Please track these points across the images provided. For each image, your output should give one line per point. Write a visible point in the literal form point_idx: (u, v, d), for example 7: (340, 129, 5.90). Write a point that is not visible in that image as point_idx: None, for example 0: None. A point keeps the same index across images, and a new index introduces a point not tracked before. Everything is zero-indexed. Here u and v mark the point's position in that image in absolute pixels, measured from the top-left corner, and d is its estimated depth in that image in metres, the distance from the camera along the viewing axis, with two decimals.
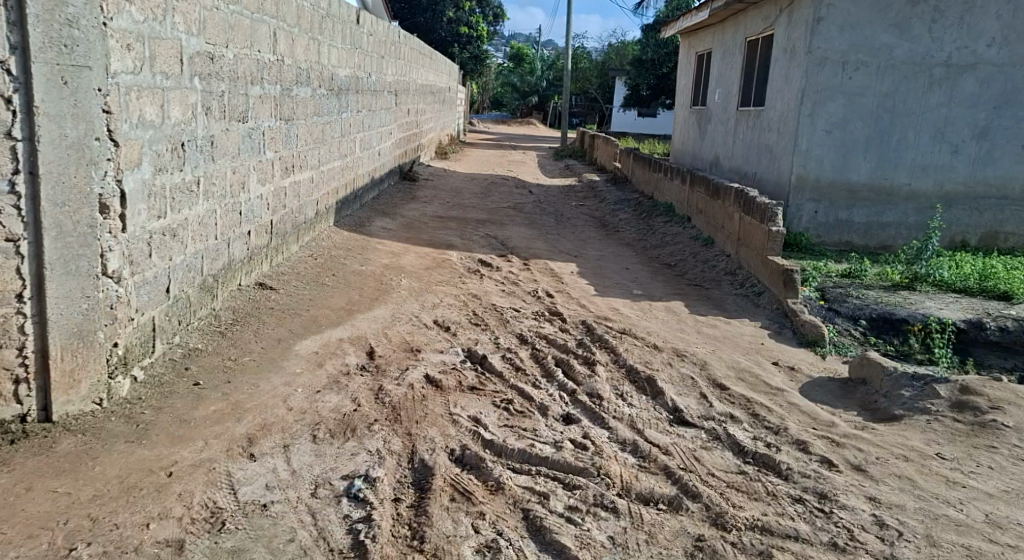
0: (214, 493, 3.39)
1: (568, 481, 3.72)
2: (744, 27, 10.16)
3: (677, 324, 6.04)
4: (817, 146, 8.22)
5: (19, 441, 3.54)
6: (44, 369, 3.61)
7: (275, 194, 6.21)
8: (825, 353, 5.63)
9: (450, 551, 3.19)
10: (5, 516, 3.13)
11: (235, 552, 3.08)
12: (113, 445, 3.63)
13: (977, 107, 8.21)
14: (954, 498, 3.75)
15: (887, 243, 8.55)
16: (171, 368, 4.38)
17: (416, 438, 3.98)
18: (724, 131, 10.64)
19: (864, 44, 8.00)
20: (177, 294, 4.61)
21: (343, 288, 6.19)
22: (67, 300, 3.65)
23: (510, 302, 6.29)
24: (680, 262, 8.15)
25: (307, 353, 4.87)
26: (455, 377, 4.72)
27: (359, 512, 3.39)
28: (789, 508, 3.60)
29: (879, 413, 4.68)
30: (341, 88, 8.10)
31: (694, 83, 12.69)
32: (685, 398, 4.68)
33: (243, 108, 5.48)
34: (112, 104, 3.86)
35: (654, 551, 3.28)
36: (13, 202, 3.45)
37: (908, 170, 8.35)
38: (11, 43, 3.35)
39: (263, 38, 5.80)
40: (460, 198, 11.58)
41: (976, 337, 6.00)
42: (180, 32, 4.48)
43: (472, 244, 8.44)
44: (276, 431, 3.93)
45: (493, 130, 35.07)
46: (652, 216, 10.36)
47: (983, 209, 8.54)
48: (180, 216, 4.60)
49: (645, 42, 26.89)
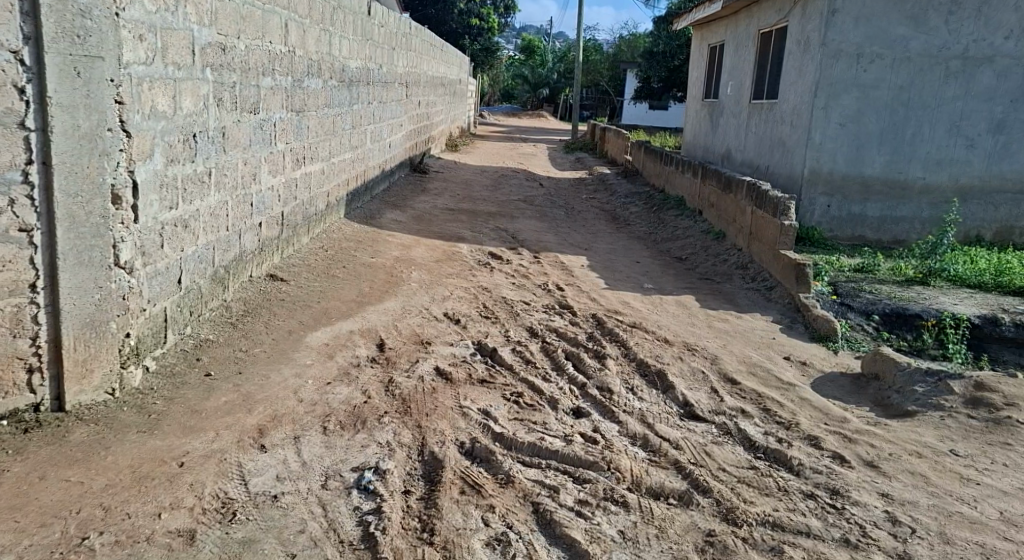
0: (225, 484, 3.40)
1: (578, 475, 3.71)
2: (756, 19, 10.10)
3: (688, 318, 6.01)
4: (830, 140, 8.15)
5: (31, 430, 3.55)
6: (57, 358, 3.62)
7: (286, 185, 6.20)
8: (837, 348, 5.59)
9: (460, 544, 3.19)
10: (18, 505, 3.14)
11: (246, 543, 3.08)
12: (125, 436, 3.64)
13: (993, 101, 8.14)
14: (968, 495, 3.72)
15: (900, 238, 8.49)
16: (183, 358, 4.39)
17: (426, 430, 3.98)
18: (737, 124, 10.57)
19: (879, 36, 7.91)
20: (188, 285, 4.61)
21: (354, 280, 6.17)
22: (78, 291, 3.66)
23: (520, 295, 6.27)
24: (690, 257, 8.12)
25: (317, 345, 4.86)
26: (466, 370, 4.72)
27: (369, 504, 3.39)
28: (800, 504, 3.58)
29: (892, 409, 4.65)
30: (352, 80, 8.07)
31: (706, 75, 12.60)
32: (695, 393, 4.66)
33: (254, 99, 5.48)
34: (123, 95, 3.85)
35: (665, 547, 3.27)
36: (26, 192, 3.45)
37: (923, 164, 8.29)
38: (24, 33, 3.35)
39: (274, 29, 5.78)
40: (470, 191, 11.55)
41: (990, 333, 5.95)
42: (191, 23, 4.46)
43: (483, 236, 8.43)
44: (286, 422, 3.94)
45: (532, 130, 30.59)
46: (662, 209, 10.33)
47: (998, 203, 8.47)
48: (191, 207, 4.60)
49: (657, 34, 26.88)
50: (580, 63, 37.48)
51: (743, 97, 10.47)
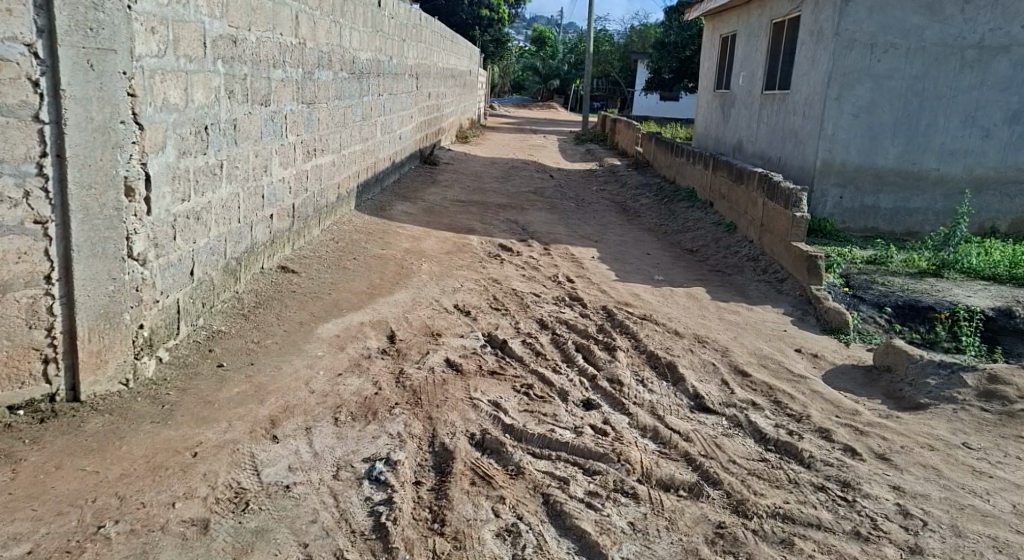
0: (237, 474, 3.43)
1: (588, 466, 3.72)
2: (769, 9, 10.03)
3: (699, 310, 6.00)
4: (843, 130, 8.12)
5: (47, 420, 3.59)
6: (72, 349, 3.66)
7: (296, 177, 6.22)
8: (848, 340, 5.57)
9: (471, 535, 3.21)
10: (34, 494, 3.17)
11: (259, 532, 3.11)
12: (140, 426, 3.67)
13: (1010, 91, 8.05)
14: (980, 489, 3.70)
15: (914, 230, 8.44)
16: (196, 349, 4.42)
17: (436, 422, 4.00)
18: (748, 115, 10.53)
19: (894, 26, 7.84)
20: (201, 276, 4.64)
21: (364, 272, 6.19)
22: (93, 283, 3.69)
23: (530, 287, 6.28)
24: (702, 249, 8.09)
25: (328, 336, 4.89)
26: (476, 361, 4.74)
27: (381, 495, 3.42)
28: (812, 496, 3.59)
29: (904, 402, 4.63)
30: (361, 72, 8.05)
31: (717, 67, 12.51)
32: (706, 385, 4.66)
33: (266, 91, 5.50)
34: (136, 88, 3.87)
35: (675, 538, 3.27)
36: (41, 185, 3.49)
37: (937, 154, 8.22)
38: (38, 26, 3.38)
39: (284, 21, 5.78)
40: (480, 182, 11.55)
41: (1004, 325, 5.89)
42: (202, 15, 4.47)
43: (492, 228, 8.43)
44: (298, 413, 3.96)
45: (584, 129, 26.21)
46: (672, 200, 10.31)
47: (1014, 194, 8.39)
48: (204, 199, 4.62)
49: (669, 25, 26.85)
50: (591, 55, 37.20)
51: (754, 87, 10.41)
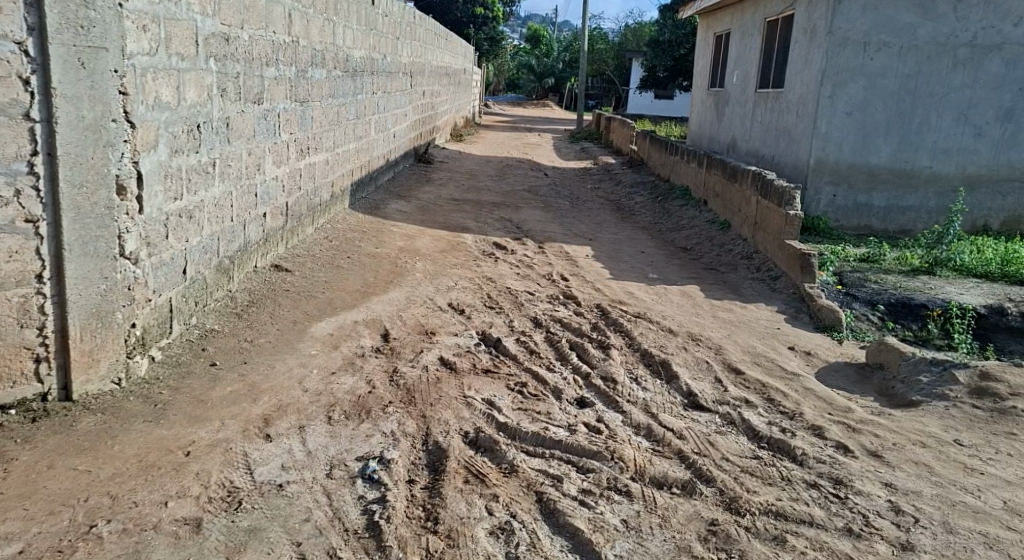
0: (230, 473, 3.43)
1: (581, 464, 3.73)
2: (763, 8, 10.04)
3: (693, 308, 6.01)
4: (837, 128, 8.13)
5: (39, 419, 3.58)
6: (64, 348, 3.65)
7: (290, 175, 6.21)
8: (842, 338, 5.58)
9: (464, 533, 3.21)
10: (26, 493, 3.16)
11: (252, 531, 3.11)
12: (132, 425, 3.66)
13: (1002, 89, 8.08)
14: (972, 485, 3.71)
15: (907, 228, 8.46)
16: (189, 348, 4.41)
17: (430, 420, 4.00)
18: (742, 113, 10.54)
19: (887, 24, 7.86)
20: (193, 275, 4.63)
21: (358, 271, 6.18)
22: (84, 282, 3.68)
23: (525, 285, 6.28)
24: (696, 247, 8.10)
25: (322, 335, 4.88)
26: (470, 360, 4.73)
27: (374, 493, 3.41)
28: (804, 493, 3.59)
29: (896, 399, 4.64)
30: (355, 70, 8.04)
31: (711, 65, 12.51)
32: (699, 383, 4.66)
33: (258, 89, 5.48)
34: (128, 87, 3.85)
35: (668, 535, 3.28)
36: (32, 184, 3.48)
37: (930, 152, 8.25)
38: (28, 24, 3.36)
39: (277, 19, 5.77)
40: (475, 181, 11.55)
41: (997, 322, 5.91)
42: (194, 14, 4.45)
43: (487, 226, 8.43)
44: (291, 412, 3.95)
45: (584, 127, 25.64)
46: (667, 199, 10.32)
47: (1006, 192, 8.42)
48: (197, 198, 4.61)
49: (663, 23, 26.85)
50: (586, 54, 37.22)
51: (748, 86, 10.42)
